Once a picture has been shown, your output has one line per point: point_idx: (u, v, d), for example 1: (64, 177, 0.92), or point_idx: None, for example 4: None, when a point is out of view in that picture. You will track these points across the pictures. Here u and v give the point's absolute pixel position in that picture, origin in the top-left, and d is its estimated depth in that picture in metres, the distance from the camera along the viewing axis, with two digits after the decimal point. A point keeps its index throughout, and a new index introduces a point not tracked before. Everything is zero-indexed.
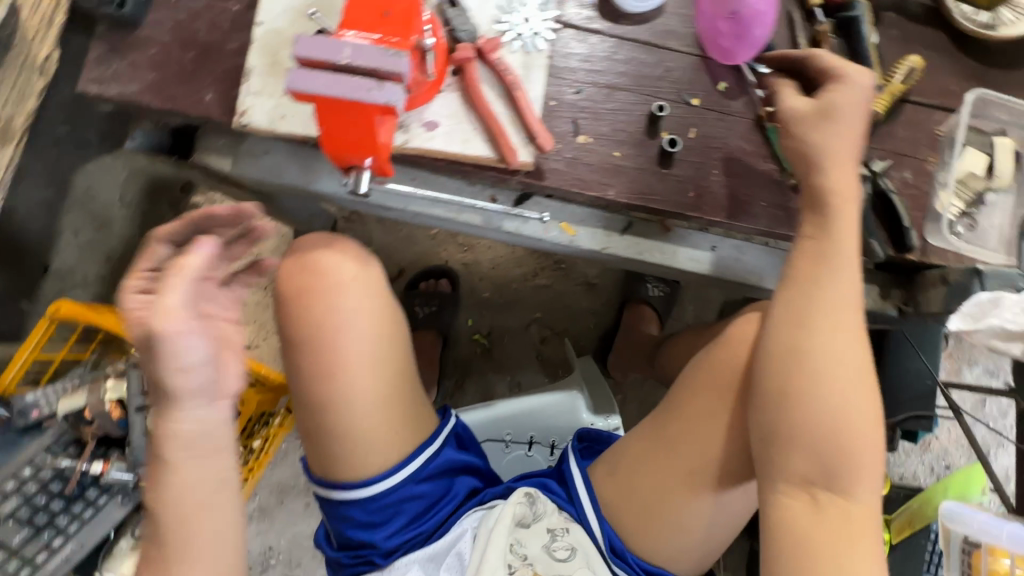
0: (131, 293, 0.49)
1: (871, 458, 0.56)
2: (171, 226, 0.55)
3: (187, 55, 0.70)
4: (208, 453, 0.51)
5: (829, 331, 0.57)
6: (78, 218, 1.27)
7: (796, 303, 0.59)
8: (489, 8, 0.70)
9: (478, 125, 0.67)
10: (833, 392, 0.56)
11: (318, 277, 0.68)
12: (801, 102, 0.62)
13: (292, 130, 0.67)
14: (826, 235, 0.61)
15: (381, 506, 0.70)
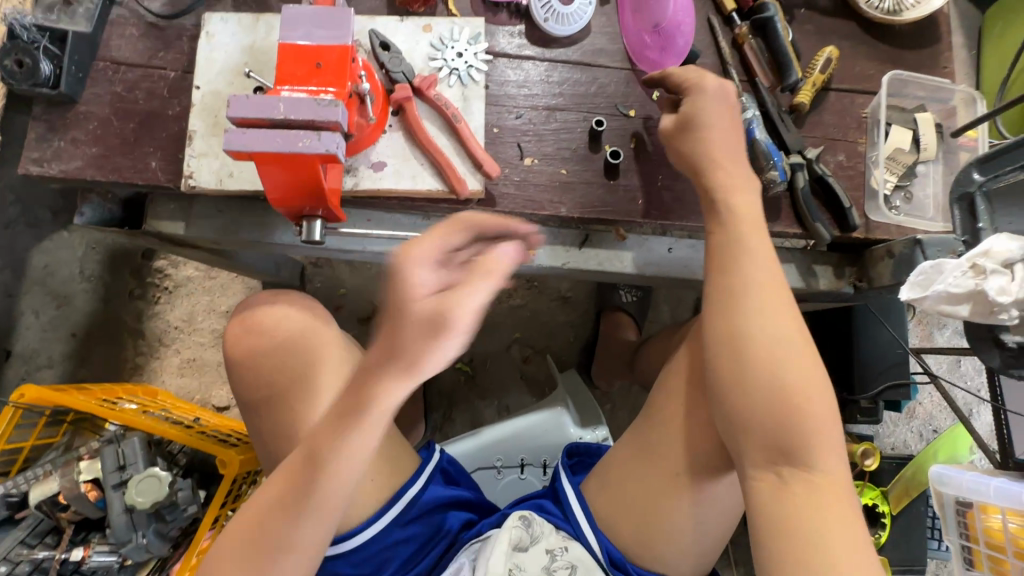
0: (429, 278, 0.42)
1: (824, 422, 0.55)
2: (459, 221, 0.45)
3: (128, 126, 0.70)
4: (369, 436, 0.53)
5: (758, 310, 0.58)
6: (38, 298, 1.24)
7: (719, 291, 0.61)
8: (423, 47, 0.72)
9: (425, 160, 0.69)
10: (769, 368, 0.56)
11: (262, 338, 0.70)
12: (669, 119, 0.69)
13: (240, 187, 0.68)
14: (736, 224, 0.63)
15: (367, 556, 0.69)
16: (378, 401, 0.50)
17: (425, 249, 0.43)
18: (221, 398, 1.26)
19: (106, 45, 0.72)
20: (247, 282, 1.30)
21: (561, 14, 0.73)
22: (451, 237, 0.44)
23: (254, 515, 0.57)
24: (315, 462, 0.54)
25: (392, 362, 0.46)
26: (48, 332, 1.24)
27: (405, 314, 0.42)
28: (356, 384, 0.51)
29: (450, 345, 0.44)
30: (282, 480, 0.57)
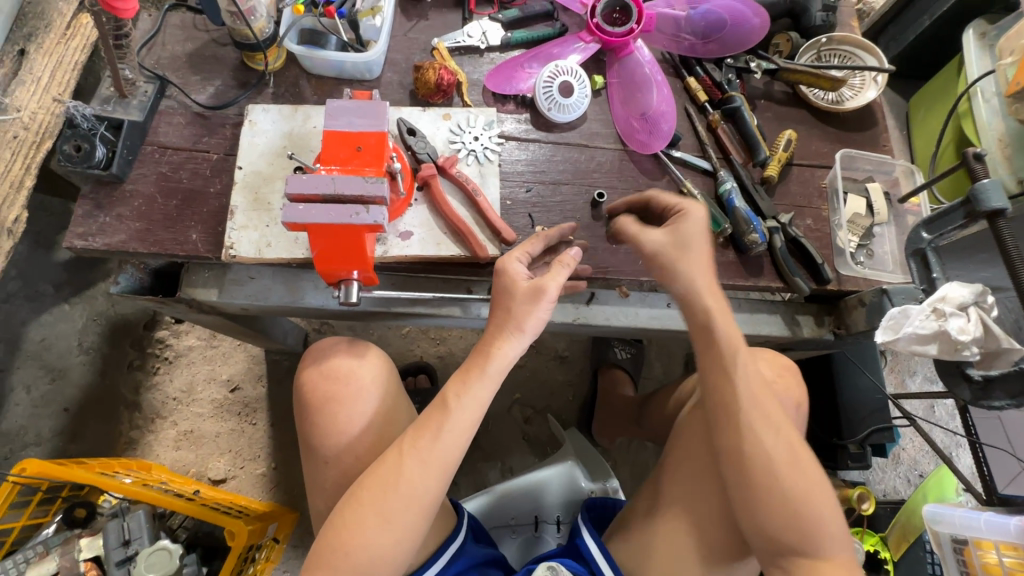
0: (515, 260, 0.71)
1: (826, 515, 0.63)
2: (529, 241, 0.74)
3: (171, 202, 0.76)
4: (471, 417, 0.68)
5: (759, 422, 0.66)
6: (30, 372, 1.22)
7: (713, 405, 0.70)
8: (444, 132, 0.82)
9: (447, 228, 0.76)
10: (771, 480, 0.64)
11: (342, 385, 0.73)
12: (659, 235, 0.74)
13: (278, 255, 0.73)
14: (709, 324, 0.71)
15: None
16: (494, 351, 0.69)
17: (521, 256, 0.72)
18: (218, 470, 1.22)
19: (154, 131, 0.79)
20: (249, 350, 1.31)
21: (562, 104, 0.84)
22: (538, 243, 0.74)
23: (382, 467, 0.66)
24: (440, 411, 0.68)
25: (505, 326, 0.69)
26: (40, 407, 1.21)
27: (512, 289, 0.69)
28: (477, 350, 0.71)
29: (542, 303, 0.68)
30: (410, 433, 0.67)
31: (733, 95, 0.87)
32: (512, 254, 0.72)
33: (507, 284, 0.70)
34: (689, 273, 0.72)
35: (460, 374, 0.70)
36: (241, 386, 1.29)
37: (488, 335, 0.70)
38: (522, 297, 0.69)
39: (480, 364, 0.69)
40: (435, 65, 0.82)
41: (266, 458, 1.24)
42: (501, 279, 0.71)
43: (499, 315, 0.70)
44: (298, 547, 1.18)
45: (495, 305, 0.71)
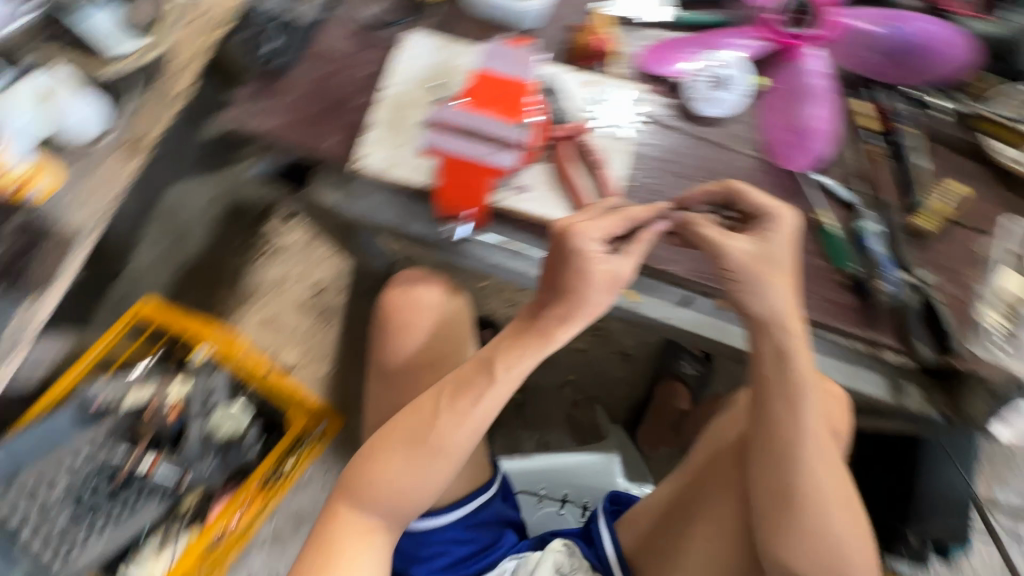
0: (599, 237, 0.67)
1: (855, 560, 0.65)
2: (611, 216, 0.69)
3: (319, 104, 0.81)
4: (510, 384, 0.71)
5: (814, 461, 0.66)
6: (160, 228, 1.37)
7: (767, 434, 0.68)
8: (582, 98, 0.80)
9: (563, 192, 0.75)
10: (816, 519, 0.65)
11: (417, 316, 0.78)
12: (745, 243, 0.68)
13: (401, 177, 0.76)
14: (786, 354, 0.67)
15: (431, 544, 0.78)
16: (558, 333, 0.70)
17: (596, 231, 0.67)
18: (287, 360, 1.33)
19: (320, 35, 0.84)
20: (339, 261, 1.39)
21: (710, 100, 0.82)
22: (620, 219, 0.68)
23: (418, 424, 0.70)
24: (484, 376, 0.71)
25: (576, 311, 0.69)
26: (161, 259, 1.37)
27: (590, 267, 0.66)
28: (531, 317, 0.72)
29: (612, 289, 0.68)
30: (449, 389, 0.71)
31: (901, 129, 0.81)
32: (592, 225, 0.67)
33: (581, 263, 0.66)
34: (768, 299, 0.67)
35: (511, 345, 0.71)
36: (325, 291, 1.38)
37: (549, 312, 0.70)
38: (596, 284, 0.68)
39: (534, 337, 0.71)
40: (594, 31, 0.82)
41: (329, 362, 1.33)
42: (577, 255, 0.66)
43: (565, 293, 0.69)
44: (338, 450, 1.27)
45: (555, 278, 0.69)
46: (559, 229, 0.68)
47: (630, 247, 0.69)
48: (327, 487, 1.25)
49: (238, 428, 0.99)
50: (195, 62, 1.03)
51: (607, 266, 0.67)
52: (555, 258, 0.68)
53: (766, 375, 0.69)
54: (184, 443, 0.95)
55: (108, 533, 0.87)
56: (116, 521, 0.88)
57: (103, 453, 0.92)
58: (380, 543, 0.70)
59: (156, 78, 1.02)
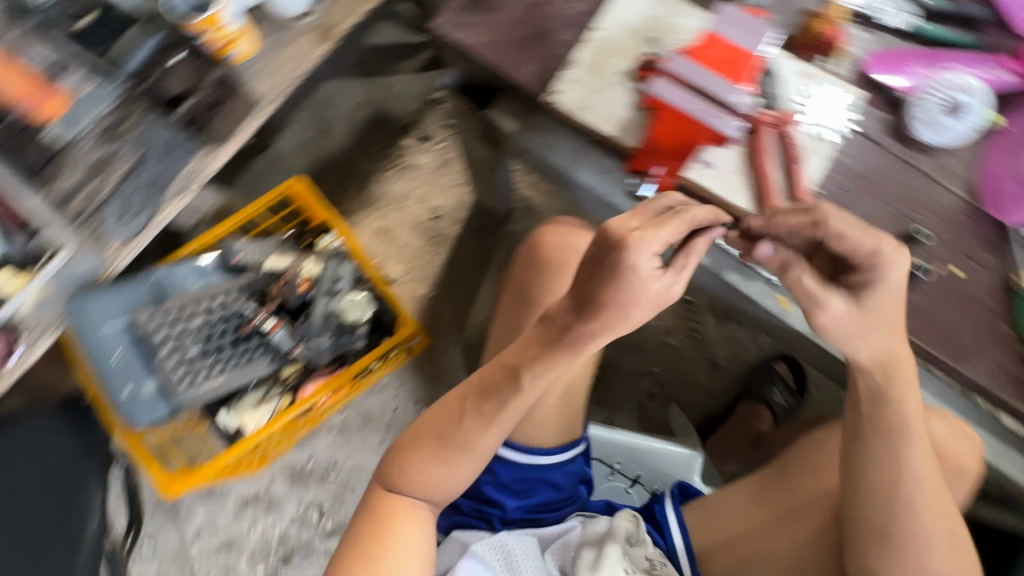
0: (650, 257, 0.55)
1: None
2: (668, 233, 0.56)
3: (525, 29, 0.80)
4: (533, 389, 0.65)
5: (921, 512, 0.63)
6: (307, 118, 1.43)
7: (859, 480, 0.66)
8: (794, 88, 0.76)
9: (750, 180, 0.73)
10: (913, 562, 0.64)
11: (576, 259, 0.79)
12: (839, 304, 0.60)
13: (590, 122, 0.76)
14: (884, 400, 0.63)
15: (522, 479, 0.78)
16: (587, 347, 0.61)
17: (650, 245, 0.55)
18: (391, 272, 1.38)
19: None
20: (462, 193, 1.42)
21: (940, 124, 0.75)
22: (676, 233, 0.57)
23: (447, 429, 0.69)
24: (511, 386, 0.66)
25: (612, 329, 0.60)
26: (302, 146, 1.43)
27: (639, 288, 0.56)
28: (558, 329, 0.62)
29: (657, 307, 0.58)
30: (475, 393, 0.68)
31: None
32: (652, 236, 0.55)
33: (623, 281, 0.55)
34: (871, 349, 0.61)
35: (535, 359, 0.63)
36: (442, 218, 1.41)
37: (586, 326, 0.59)
38: (641, 311, 0.57)
39: (564, 347, 0.61)
40: (831, 20, 0.77)
41: (428, 286, 1.37)
42: (627, 275, 0.55)
43: (604, 309, 0.57)
44: (415, 368, 1.32)
45: (586, 293, 0.58)
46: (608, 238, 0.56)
47: (683, 259, 0.58)
48: (397, 399, 1.31)
49: (360, 318, 1.04)
50: None
51: (659, 292, 0.57)
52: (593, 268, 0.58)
53: (865, 417, 0.65)
54: (302, 317, 1.03)
55: (227, 372, 0.97)
56: (236, 365, 0.99)
57: (236, 303, 1.00)
58: (412, 530, 0.70)
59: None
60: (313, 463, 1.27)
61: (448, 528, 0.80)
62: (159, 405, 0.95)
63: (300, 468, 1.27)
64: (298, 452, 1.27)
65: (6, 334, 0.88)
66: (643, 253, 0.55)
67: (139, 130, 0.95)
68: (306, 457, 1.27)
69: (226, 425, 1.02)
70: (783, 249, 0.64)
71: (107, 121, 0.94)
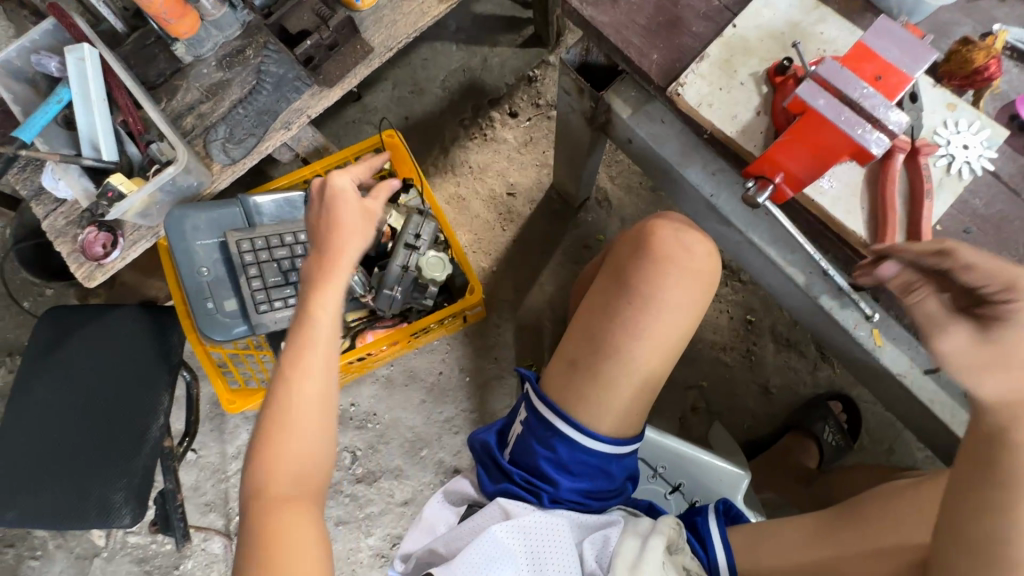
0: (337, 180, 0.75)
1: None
2: (343, 176, 0.76)
3: (657, 16, 0.78)
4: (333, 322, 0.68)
5: None
6: (402, 77, 1.46)
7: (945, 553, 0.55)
8: (937, 119, 0.72)
9: (869, 206, 0.70)
10: None
11: (684, 256, 0.79)
12: (964, 340, 0.53)
13: (708, 120, 0.74)
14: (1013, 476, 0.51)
15: (582, 462, 0.77)
16: (342, 259, 0.70)
17: (344, 176, 0.76)
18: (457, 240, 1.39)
19: None
20: (540, 174, 1.42)
21: None
22: (354, 174, 0.79)
23: (276, 393, 0.65)
24: (304, 320, 0.67)
25: (351, 237, 0.71)
26: (392, 103, 1.46)
27: (348, 203, 0.72)
28: (320, 255, 0.70)
29: (371, 220, 0.74)
30: (288, 354, 0.66)
31: None
32: (341, 173, 0.76)
33: (335, 205, 0.72)
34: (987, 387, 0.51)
35: (309, 289, 0.68)
36: (516, 196, 1.41)
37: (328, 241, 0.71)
38: (360, 232, 0.72)
39: (329, 264, 0.69)
40: (992, 51, 0.69)
41: (490, 259, 1.38)
42: (335, 197, 0.73)
43: (338, 227, 0.71)
44: (465, 337, 1.33)
45: (326, 218, 0.72)
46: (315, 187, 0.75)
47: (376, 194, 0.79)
48: (443, 364, 1.33)
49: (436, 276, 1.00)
50: None
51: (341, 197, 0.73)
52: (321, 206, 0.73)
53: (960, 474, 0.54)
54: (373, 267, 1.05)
55: None
56: None
57: None
58: (294, 533, 0.60)
59: None
60: (354, 409, 1.31)
61: (493, 492, 0.77)
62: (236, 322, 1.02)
63: (341, 411, 1.31)
64: (342, 396, 1.31)
65: (108, 233, 0.94)
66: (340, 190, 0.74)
67: (257, 61, 0.99)
68: (349, 402, 1.31)
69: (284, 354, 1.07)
70: (909, 270, 0.60)
71: (231, 47, 0.99)
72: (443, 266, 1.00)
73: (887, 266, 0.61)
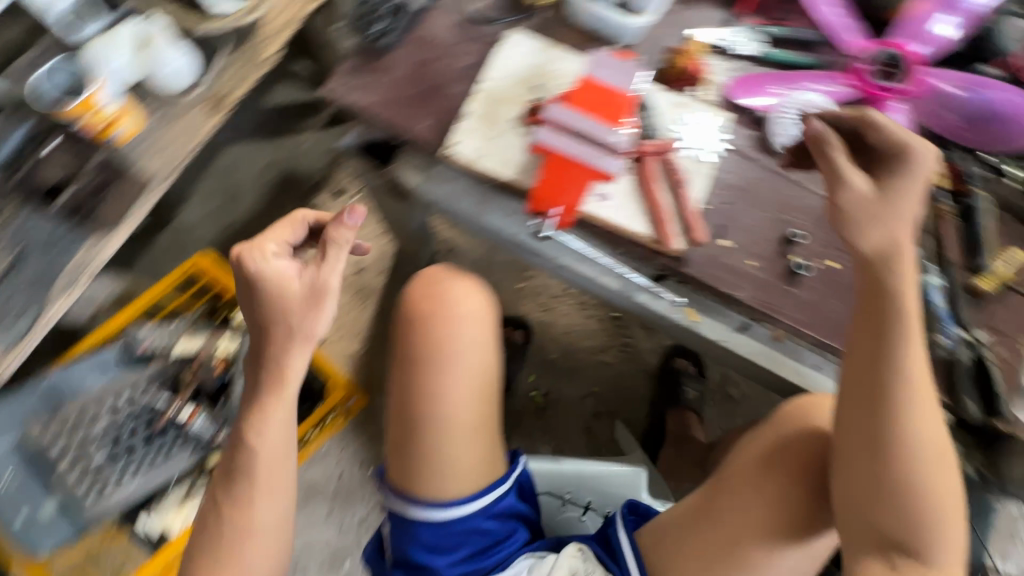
0: (263, 254, 0.67)
1: (945, 524, 0.63)
2: (273, 244, 0.68)
3: (417, 89, 0.83)
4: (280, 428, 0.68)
5: (914, 394, 0.64)
6: (212, 187, 1.39)
7: (868, 387, 0.65)
8: (672, 118, 0.83)
9: (643, 206, 0.78)
10: (903, 454, 0.63)
11: (451, 308, 0.81)
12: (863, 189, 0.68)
13: (488, 169, 0.79)
14: (888, 288, 0.66)
15: (451, 533, 0.76)
16: (289, 369, 0.68)
17: (258, 253, 0.67)
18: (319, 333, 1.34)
19: (425, 22, 0.86)
20: (383, 243, 1.41)
21: (795, 137, 0.84)
22: (281, 240, 0.69)
23: (220, 518, 0.67)
24: (246, 449, 0.67)
25: (297, 326, 0.67)
26: (207, 216, 1.38)
27: (276, 294, 0.66)
28: (268, 368, 0.68)
29: (317, 296, 0.68)
30: (218, 486, 0.68)
31: (975, 192, 0.82)
32: (259, 252, 0.67)
33: (266, 286, 0.66)
34: (870, 237, 0.67)
35: (251, 416, 0.68)
36: (366, 271, 1.40)
37: (275, 343, 0.67)
38: (303, 309, 0.67)
39: (271, 377, 0.68)
40: (690, 55, 0.86)
41: (359, 340, 1.34)
42: (268, 282, 0.66)
43: (274, 327, 0.67)
44: (356, 428, 1.27)
45: (266, 317, 0.67)
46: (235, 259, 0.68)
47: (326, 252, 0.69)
48: (341, 465, 1.25)
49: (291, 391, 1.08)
50: (288, 31, 1.05)
51: (273, 279, 0.66)
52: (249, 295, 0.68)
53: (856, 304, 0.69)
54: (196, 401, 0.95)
55: (140, 475, 0.90)
56: (149, 465, 0.91)
57: (144, 397, 0.94)
58: None
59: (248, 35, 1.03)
60: None
61: None
62: (58, 527, 0.86)
63: None
64: None
65: None
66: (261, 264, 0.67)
67: (15, 226, 0.89)
68: None
69: (146, 531, 0.93)
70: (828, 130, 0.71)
71: None
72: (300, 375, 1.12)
73: (815, 122, 0.72)
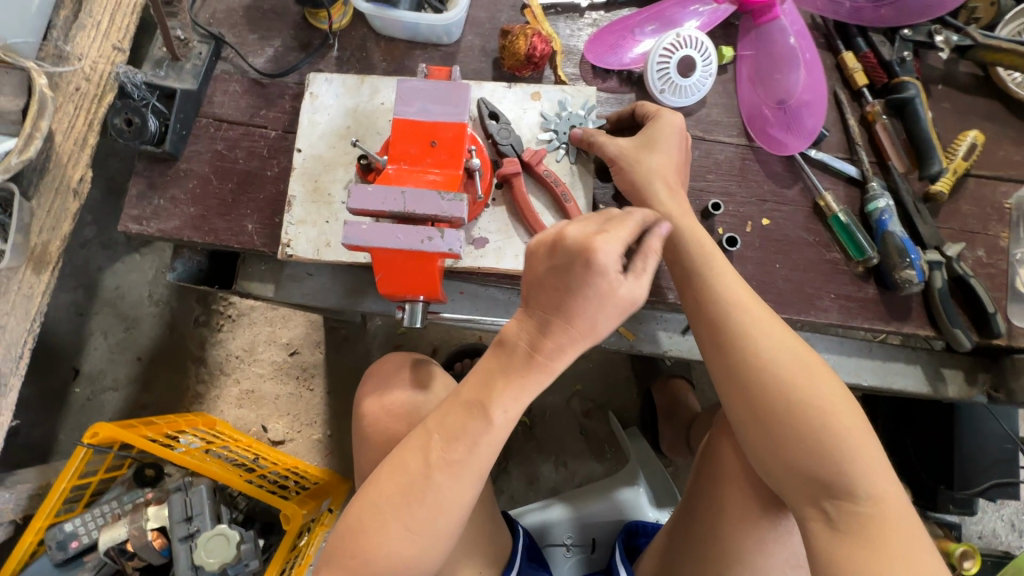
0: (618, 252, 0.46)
1: (854, 452, 0.52)
2: (622, 226, 0.47)
3: (227, 185, 0.69)
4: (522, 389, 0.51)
5: (752, 333, 0.56)
6: (107, 321, 1.26)
7: (708, 340, 0.59)
8: (531, 116, 0.68)
9: (526, 235, 0.65)
10: (767, 400, 0.55)
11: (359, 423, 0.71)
12: (624, 141, 0.65)
13: (337, 260, 0.65)
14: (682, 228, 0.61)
15: None
16: (556, 364, 0.51)
17: (618, 245, 0.46)
18: (277, 432, 1.25)
19: (210, 100, 0.70)
20: (308, 316, 1.29)
21: (679, 86, 0.68)
22: (625, 233, 0.47)
23: (400, 481, 0.52)
24: (479, 421, 0.51)
25: (578, 334, 0.49)
26: (115, 355, 1.26)
27: (607, 299, 0.47)
28: (523, 352, 0.51)
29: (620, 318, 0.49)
30: (438, 437, 0.52)
31: (908, 81, 0.67)
32: (609, 239, 0.46)
33: (596, 288, 0.47)
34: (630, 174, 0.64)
35: (501, 382, 0.51)
36: (300, 350, 1.28)
37: (551, 338, 0.49)
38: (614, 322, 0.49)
39: (526, 366, 0.51)
40: (527, 31, 0.67)
41: (320, 424, 1.26)
42: (592, 282, 0.46)
43: (575, 318, 0.48)
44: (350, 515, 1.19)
45: (566, 306, 0.48)
46: (544, 247, 0.49)
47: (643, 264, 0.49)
48: None
49: (227, 557, 0.80)
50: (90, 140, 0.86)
51: (587, 263, 0.46)
52: (564, 281, 0.47)
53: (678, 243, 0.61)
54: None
55: None
56: None
57: None
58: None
59: (41, 169, 0.83)
60: None
61: None
62: None
63: None
64: None
65: None
66: (610, 263, 0.46)
67: None
68: None
69: None
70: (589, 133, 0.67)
71: None
72: (243, 523, 0.96)
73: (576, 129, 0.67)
